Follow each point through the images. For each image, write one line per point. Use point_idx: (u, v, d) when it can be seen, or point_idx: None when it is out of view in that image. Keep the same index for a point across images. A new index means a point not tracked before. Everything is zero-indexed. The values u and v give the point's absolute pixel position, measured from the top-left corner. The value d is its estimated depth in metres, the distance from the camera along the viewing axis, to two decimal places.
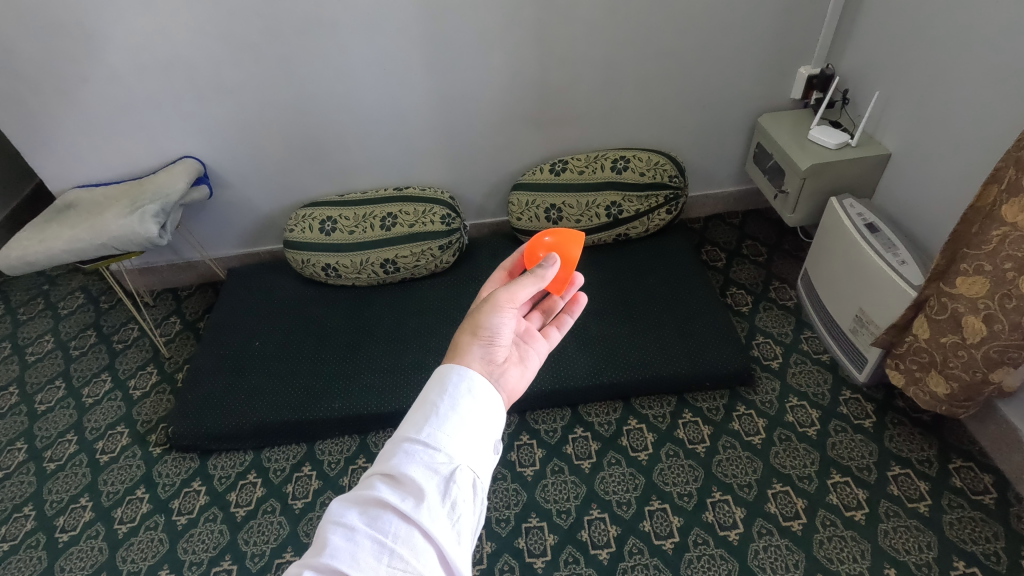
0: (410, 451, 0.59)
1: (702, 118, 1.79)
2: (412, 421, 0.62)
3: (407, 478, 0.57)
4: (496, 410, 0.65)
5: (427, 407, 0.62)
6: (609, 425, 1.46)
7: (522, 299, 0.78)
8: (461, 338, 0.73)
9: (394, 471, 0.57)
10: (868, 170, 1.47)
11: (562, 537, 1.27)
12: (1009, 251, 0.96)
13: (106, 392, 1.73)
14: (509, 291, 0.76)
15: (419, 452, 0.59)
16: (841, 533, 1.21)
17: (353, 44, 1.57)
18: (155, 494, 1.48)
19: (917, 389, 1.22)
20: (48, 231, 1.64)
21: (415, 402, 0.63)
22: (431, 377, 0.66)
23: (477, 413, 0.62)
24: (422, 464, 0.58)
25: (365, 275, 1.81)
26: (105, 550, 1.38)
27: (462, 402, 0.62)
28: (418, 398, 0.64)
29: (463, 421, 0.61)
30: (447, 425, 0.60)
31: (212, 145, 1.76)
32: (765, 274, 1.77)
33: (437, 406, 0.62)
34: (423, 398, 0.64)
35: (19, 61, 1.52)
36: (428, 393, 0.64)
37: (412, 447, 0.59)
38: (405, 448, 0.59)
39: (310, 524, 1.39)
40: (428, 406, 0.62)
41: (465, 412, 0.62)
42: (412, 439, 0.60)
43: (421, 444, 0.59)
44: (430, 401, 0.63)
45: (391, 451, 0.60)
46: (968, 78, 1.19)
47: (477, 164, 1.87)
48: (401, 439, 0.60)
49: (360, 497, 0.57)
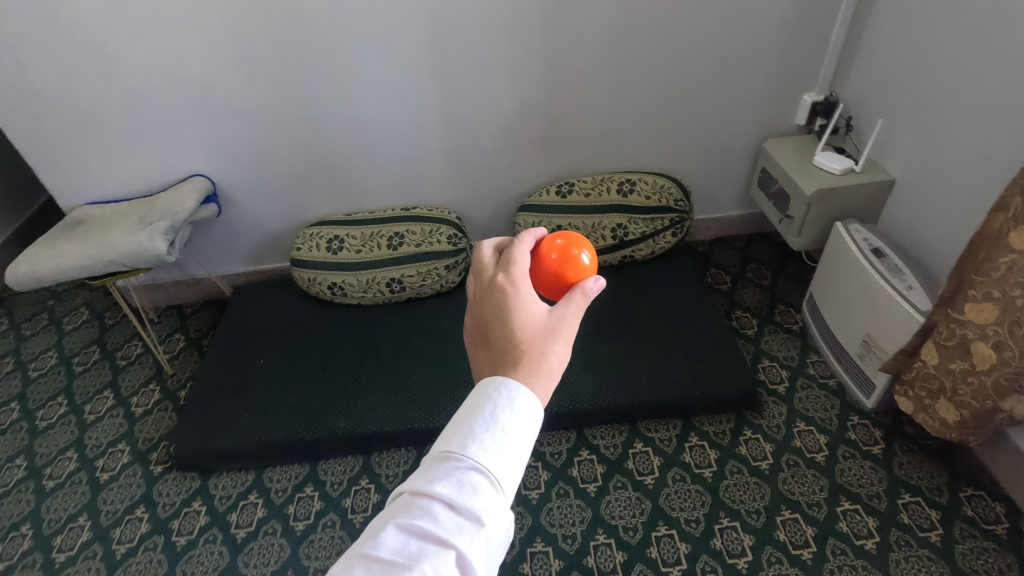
0: (456, 474, 0.50)
1: (705, 143, 1.80)
2: (468, 433, 0.52)
3: (468, 515, 0.48)
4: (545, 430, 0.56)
5: (481, 423, 0.53)
6: (614, 449, 1.43)
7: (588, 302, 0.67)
8: (554, 361, 0.59)
9: (449, 499, 0.49)
10: (873, 196, 1.49)
11: (567, 562, 1.23)
12: (1017, 278, 0.97)
13: (108, 409, 1.66)
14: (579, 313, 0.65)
15: (468, 477, 0.50)
16: (852, 563, 1.18)
17: (365, 68, 1.54)
18: (97, 521, 1.40)
19: (926, 416, 1.22)
20: (57, 246, 1.57)
21: (472, 408, 0.54)
22: (475, 390, 0.55)
23: (522, 429, 0.53)
24: (478, 495, 0.49)
25: (370, 294, 1.75)
26: None
27: (517, 420, 0.53)
28: (460, 410, 0.54)
29: (523, 445, 0.53)
30: (499, 448, 0.51)
31: (223, 161, 1.69)
32: (769, 297, 1.77)
33: (496, 423, 0.52)
34: (476, 408, 0.54)
35: (35, 80, 1.47)
36: (477, 405, 0.54)
37: (459, 470, 0.50)
38: (460, 471, 0.50)
39: (250, 555, 1.30)
40: (489, 418, 0.53)
41: (510, 427, 0.53)
42: (469, 461, 0.50)
43: (478, 470, 0.50)
44: (486, 413, 0.53)
45: (432, 470, 0.51)
46: (974, 107, 1.20)
47: (484, 186, 1.83)
48: (455, 456, 0.51)
49: (414, 527, 0.48)
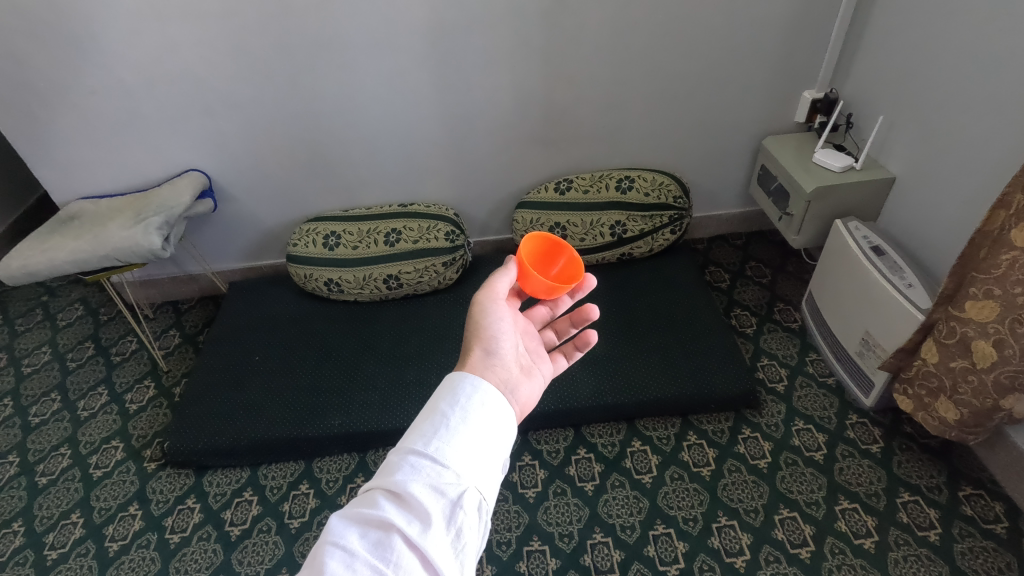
0: (419, 470, 0.56)
1: (704, 140, 1.79)
2: (419, 431, 0.59)
3: (414, 500, 0.54)
4: (508, 427, 0.63)
5: (441, 420, 0.59)
6: (612, 447, 1.42)
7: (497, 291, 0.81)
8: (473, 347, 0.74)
9: (397, 487, 0.55)
10: (873, 194, 1.48)
11: (564, 562, 1.22)
12: (1019, 276, 0.96)
13: (101, 406, 1.65)
14: (498, 278, 0.82)
15: (429, 473, 0.55)
16: (850, 562, 1.17)
17: (363, 62, 1.53)
18: (90, 518, 1.38)
19: (926, 414, 1.21)
20: (50, 241, 1.55)
21: (424, 410, 0.61)
22: (443, 391, 0.63)
23: (483, 427, 0.60)
24: (425, 482, 0.55)
25: (367, 291, 1.74)
26: None
27: (478, 417, 0.60)
28: (426, 408, 0.61)
29: (475, 439, 0.59)
30: (460, 444, 0.58)
31: (220, 157, 1.68)
32: (768, 295, 1.76)
33: (446, 421, 0.59)
34: (433, 408, 0.61)
35: (29, 72, 1.46)
36: (443, 404, 0.61)
37: (422, 466, 0.56)
38: (409, 463, 0.56)
39: (244, 552, 1.29)
40: (438, 416, 0.60)
41: (473, 425, 0.59)
42: (417, 453, 0.57)
43: (427, 459, 0.56)
44: (437, 413, 0.60)
45: (399, 466, 0.57)
46: (974, 102, 1.19)
47: (483, 182, 1.82)
48: (405, 452, 0.58)
49: (362, 515, 0.54)
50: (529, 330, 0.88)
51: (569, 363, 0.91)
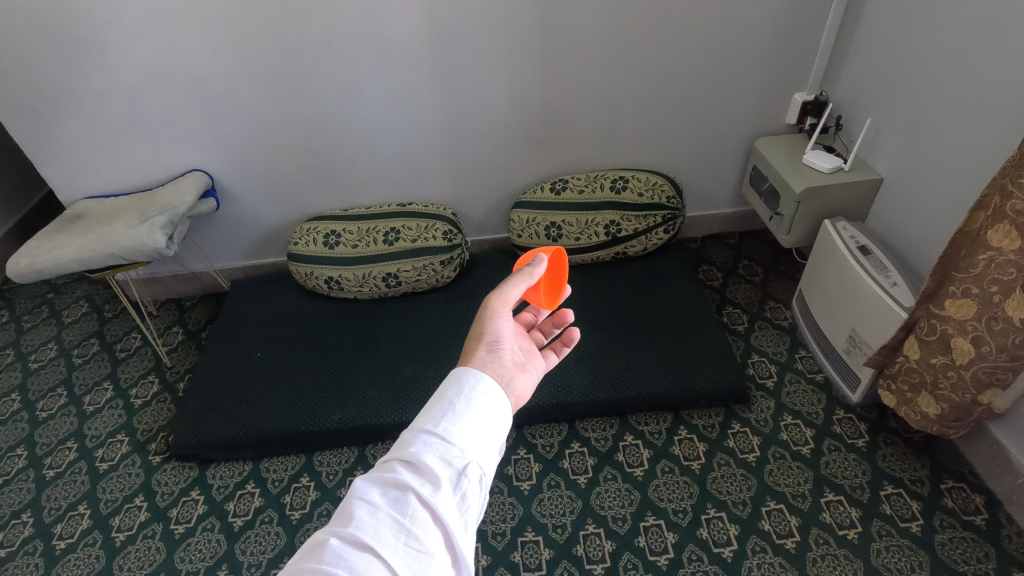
0: (430, 443, 0.59)
1: (698, 141, 1.82)
2: (429, 414, 0.62)
3: (425, 467, 0.57)
4: (508, 416, 0.65)
5: (444, 402, 0.63)
6: (605, 441, 1.45)
7: (513, 299, 0.82)
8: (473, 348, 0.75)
9: (411, 456, 0.58)
10: (861, 194, 1.51)
11: (557, 552, 1.25)
12: (995, 275, 1.00)
13: (107, 400, 1.68)
14: (512, 287, 0.81)
15: (439, 445, 0.59)
16: (834, 552, 1.21)
17: (361, 64, 1.56)
18: (97, 510, 1.42)
19: (908, 409, 1.24)
20: (57, 239, 1.59)
21: (433, 396, 0.64)
22: (448, 379, 0.66)
23: (485, 410, 0.63)
24: (437, 453, 0.58)
25: (367, 289, 1.77)
26: (41, 567, 1.32)
27: (481, 403, 0.63)
28: (434, 393, 0.65)
29: (478, 421, 0.62)
30: (465, 424, 0.61)
31: (222, 157, 1.71)
32: (759, 294, 1.79)
33: (452, 403, 0.63)
34: (439, 394, 0.64)
35: (36, 74, 1.49)
36: (449, 390, 0.64)
37: (432, 440, 0.59)
38: (421, 437, 0.60)
39: (247, 542, 1.33)
40: (445, 402, 0.63)
41: (477, 409, 0.63)
42: (428, 431, 0.60)
43: (436, 435, 0.60)
44: (443, 398, 0.63)
45: (412, 439, 0.60)
46: (957, 106, 1.23)
47: (480, 182, 1.85)
48: (416, 429, 0.61)
49: (381, 477, 0.57)
50: (520, 331, 0.90)
51: (559, 359, 0.93)
